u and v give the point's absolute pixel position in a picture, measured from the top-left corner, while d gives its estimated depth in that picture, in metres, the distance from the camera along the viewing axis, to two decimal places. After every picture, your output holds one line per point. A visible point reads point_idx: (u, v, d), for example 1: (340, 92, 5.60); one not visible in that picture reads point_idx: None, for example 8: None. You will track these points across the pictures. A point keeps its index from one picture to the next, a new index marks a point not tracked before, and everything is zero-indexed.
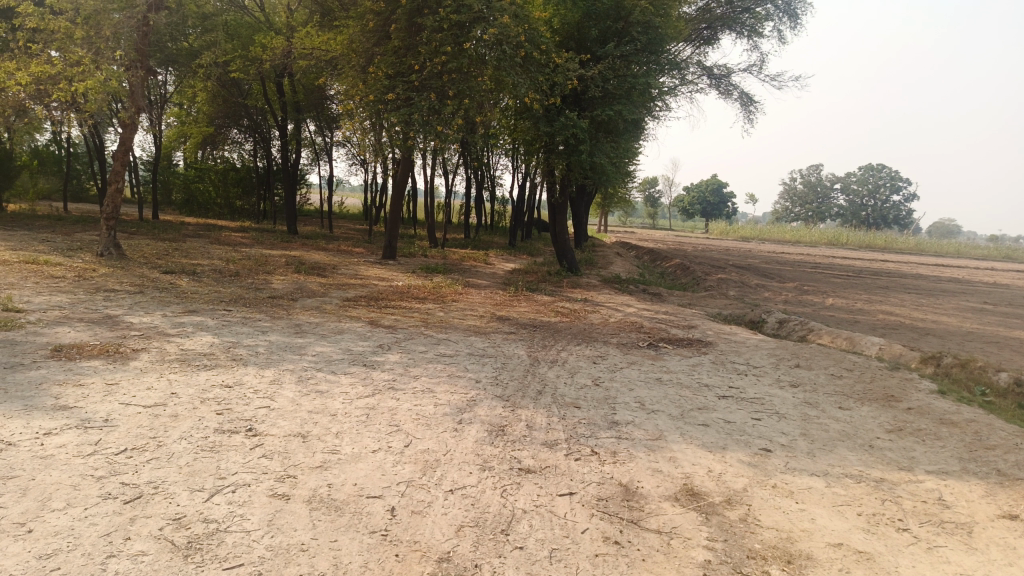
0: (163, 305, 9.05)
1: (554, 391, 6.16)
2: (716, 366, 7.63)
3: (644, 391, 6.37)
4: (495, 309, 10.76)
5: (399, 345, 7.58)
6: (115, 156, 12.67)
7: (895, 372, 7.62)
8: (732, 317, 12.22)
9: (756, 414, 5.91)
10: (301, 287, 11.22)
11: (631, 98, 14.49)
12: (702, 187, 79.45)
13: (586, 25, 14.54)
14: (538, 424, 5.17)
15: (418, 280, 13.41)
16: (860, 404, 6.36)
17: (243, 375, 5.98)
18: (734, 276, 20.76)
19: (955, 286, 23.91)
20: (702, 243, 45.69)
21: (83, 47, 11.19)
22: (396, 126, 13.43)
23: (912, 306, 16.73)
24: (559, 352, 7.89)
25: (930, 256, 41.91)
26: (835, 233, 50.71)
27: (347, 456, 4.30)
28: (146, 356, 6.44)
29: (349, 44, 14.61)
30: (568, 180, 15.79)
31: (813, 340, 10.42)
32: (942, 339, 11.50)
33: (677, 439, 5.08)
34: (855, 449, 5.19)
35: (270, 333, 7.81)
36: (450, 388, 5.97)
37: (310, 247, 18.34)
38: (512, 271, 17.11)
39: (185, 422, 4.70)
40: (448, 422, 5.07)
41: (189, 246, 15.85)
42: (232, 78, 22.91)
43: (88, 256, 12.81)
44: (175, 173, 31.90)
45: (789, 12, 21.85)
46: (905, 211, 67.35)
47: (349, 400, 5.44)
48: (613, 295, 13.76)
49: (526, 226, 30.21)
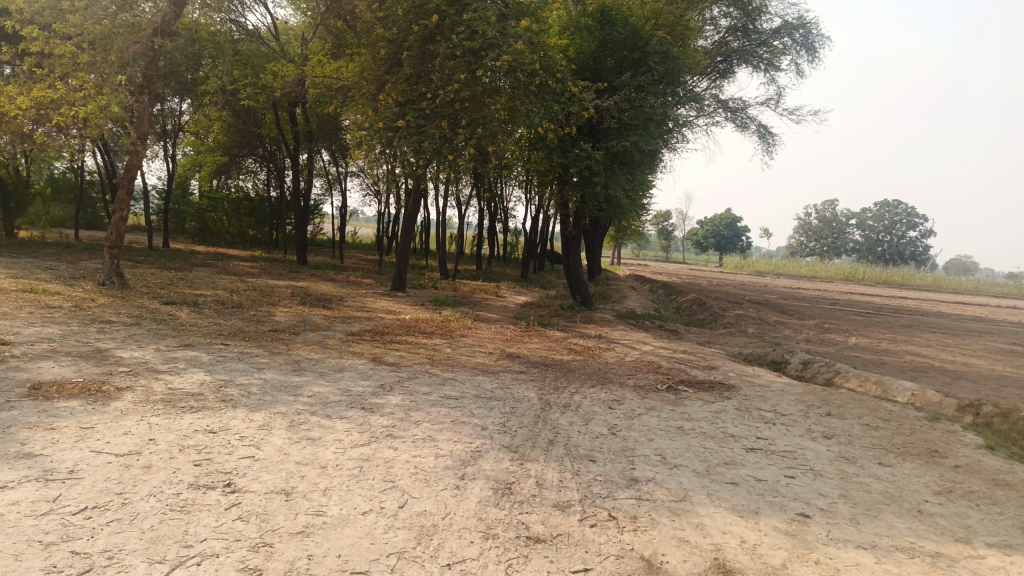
0: (158, 338, 8.64)
1: (567, 441, 5.67)
2: (740, 414, 7.10)
3: (664, 442, 5.85)
4: (505, 345, 10.29)
5: (401, 385, 7.11)
6: (120, 185, 12.43)
7: (934, 422, 7.06)
8: (754, 357, 11.69)
9: (788, 471, 5.38)
10: (304, 320, 10.81)
11: (648, 130, 14.15)
12: (716, 221, 79.00)
13: (602, 54, 14.23)
14: (549, 481, 4.67)
15: (426, 313, 13.01)
16: (901, 460, 5.82)
17: (230, 419, 5.52)
18: (752, 312, 20.25)
19: (980, 325, 23.20)
20: (716, 277, 45.30)
21: (86, 72, 10.99)
22: (407, 154, 13.09)
23: (937, 346, 16.13)
24: (572, 395, 7.40)
25: (949, 294, 41.19)
26: (851, 268, 50.07)
27: (333, 519, 3.82)
28: (129, 395, 6.01)
29: (360, 72, 14.39)
30: (582, 213, 15.46)
31: (840, 383, 9.86)
32: (975, 384, 10.92)
33: (704, 501, 4.57)
34: (902, 515, 4.66)
35: (267, 370, 7.37)
36: (454, 436, 5.49)
37: (318, 278, 18.01)
38: (524, 305, 16.68)
39: (158, 475, 4.24)
40: (449, 477, 4.58)
41: (194, 275, 15.53)
42: (245, 107, 22.88)
43: (90, 284, 12.49)
44: (189, 203, 31.92)
45: (807, 46, 21.58)
46: (923, 247, 66.50)
47: (342, 450, 4.97)
48: (628, 331, 13.27)
49: (539, 258, 29.85)
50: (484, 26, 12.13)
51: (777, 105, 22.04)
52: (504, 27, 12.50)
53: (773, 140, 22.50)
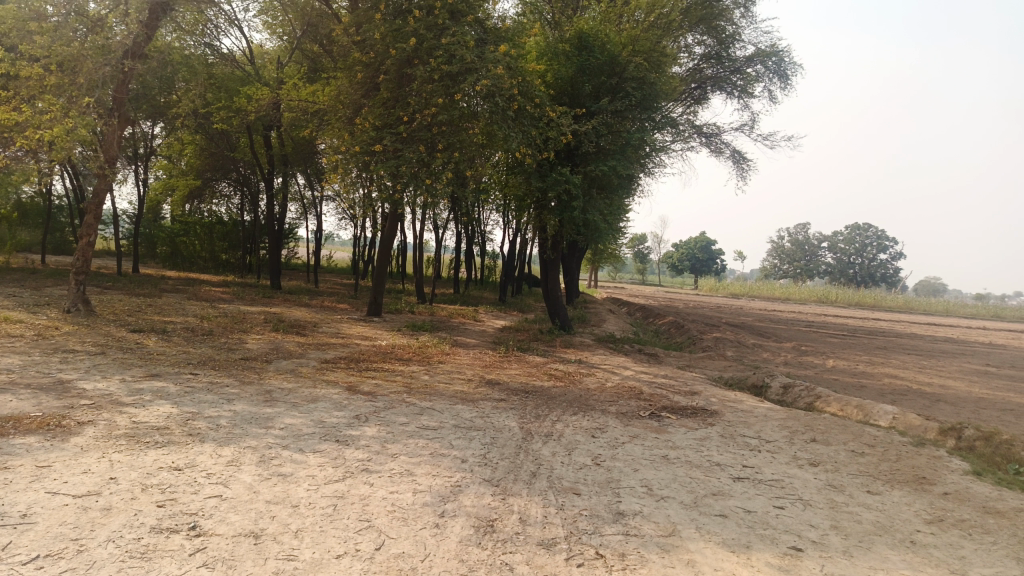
0: (124, 368, 8.33)
1: (550, 473, 5.49)
2: (725, 441, 6.97)
3: (650, 472, 5.69)
4: (484, 372, 10.09)
5: (377, 415, 6.89)
6: (87, 209, 12.11)
7: (919, 447, 6.97)
8: (734, 382, 11.60)
9: (777, 501, 5.24)
10: (277, 348, 10.53)
11: (626, 154, 14.16)
12: (691, 244, 79.61)
13: (580, 79, 14.24)
14: (533, 518, 4.48)
15: (403, 339, 12.79)
16: (889, 488, 5.71)
17: (197, 455, 5.26)
18: (730, 334, 20.26)
19: (954, 346, 23.40)
20: (692, 300, 45.54)
21: (53, 94, 10.70)
22: (383, 178, 12.93)
23: (914, 368, 16.19)
24: (553, 423, 7.22)
25: (920, 315, 41.75)
26: (824, 290, 50.66)
27: (306, 564, 3.59)
28: (91, 430, 5.71)
29: (336, 96, 14.27)
30: (560, 236, 15.38)
31: (822, 408, 9.78)
32: (954, 407, 10.90)
33: (693, 535, 4.41)
34: (895, 546, 4.54)
35: (237, 401, 7.10)
36: (433, 470, 5.28)
37: (292, 303, 17.71)
38: (503, 329, 16.52)
39: (118, 518, 3.98)
40: (429, 515, 4.37)
41: (164, 301, 15.17)
42: (219, 130, 22.62)
43: (55, 312, 12.10)
44: (160, 227, 31.41)
45: (780, 73, 21.87)
46: (893, 269, 67.52)
47: (315, 487, 4.75)
48: (608, 355, 13.15)
49: (517, 282, 29.74)
50: (462, 51, 12.09)
51: (751, 131, 22.25)
52: (482, 52, 12.48)
53: (747, 166, 22.69)
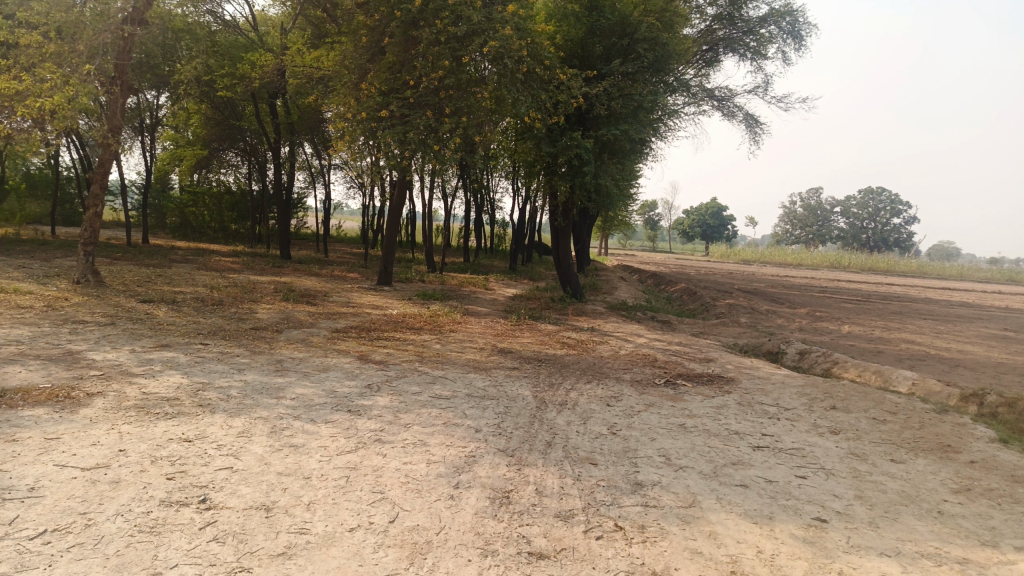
0: (134, 338, 8.27)
1: (565, 442, 5.38)
2: (743, 409, 6.85)
3: (667, 441, 5.58)
4: (496, 340, 9.98)
5: (389, 385, 6.79)
6: (94, 179, 11.98)
7: (942, 414, 6.82)
8: (749, 349, 11.46)
9: (799, 470, 5.12)
10: (288, 317, 10.44)
11: (638, 118, 13.88)
12: (702, 210, 78.92)
13: (590, 41, 13.92)
14: (549, 489, 4.38)
15: (414, 308, 12.68)
16: (913, 456, 5.58)
17: (206, 426, 5.18)
18: (743, 301, 20.06)
19: (969, 311, 23.11)
20: (703, 267, 45.22)
21: (54, 63, 10.50)
22: (390, 144, 12.71)
23: (931, 333, 15.98)
24: (567, 392, 7.11)
25: (933, 280, 41.33)
26: (836, 255, 50.20)
27: (318, 538, 3.51)
28: (100, 401, 5.64)
29: (342, 61, 13.99)
30: (571, 203, 15.15)
31: (838, 374, 9.63)
32: (973, 372, 10.73)
33: (714, 506, 4.29)
34: (921, 516, 4.41)
35: (247, 371, 7.01)
36: (446, 440, 5.18)
37: (302, 273, 17.62)
38: (513, 297, 16.39)
39: (126, 491, 3.90)
40: (443, 486, 4.28)
41: (174, 272, 15.10)
42: (225, 98, 22.38)
43: (64, 283, 12.05)
44: (169, 197, 31.30)
45: (794, 33, 21.33)
46: (906, 234, 66.79)
47: (327, 458, 4.66)
48: (621, 323, 13.01)
49: (527, 250, 29.55)
50: (469, 11, 11.78)
51: (764, 94, 21.79)
52: (490, 12, 12.15)
53: (761, 129, 22.26)
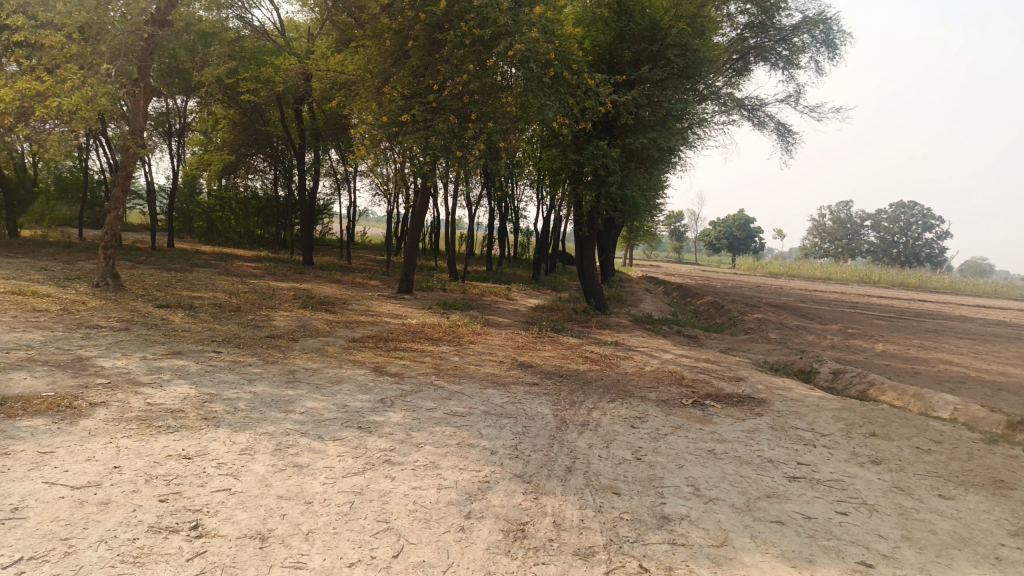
0: (146, 345, 8.09)
1: (586, 468, 5.05)
2: (776, 434, 6.45)
3: (695, 469, 5.23)
4: (517, 353, 9.67)
5: (404, 400, 6.51)
6: (115, 182, 11.90)
7: (991, 444, 6.34)
8: (779, 367, 11.02)
9: (839, 505, 4.74)
10: (304, 326, 10.22)
11: (667, 126, 13.52)
12: (729, 222, 78.04)
13: (619, 46, 13.64)
14: (568, 522, 4.05)
15: (434, 318, 12.41)
16: (963, 492, 5.15)
17: (209, 442, 4.92)
18: (771, 315, 19.55)
19: (1008, 330, 22.32)
20: (729, 279, 44.52)
21: (76, 64, 10.46)
22: (412, 149, 12.49)
23: (969, 354, 15.35)
24: (590, 411, 6.76)
25: (967, 297, 40.26)
26: (866, 270, 49.25)
27: (314, 574, 3.21)
28: (102, 412, 5.42)
29: (365, 65, 13.82)
30: (596, 213, 14.81)
31: (875, 397, 9.16)
32: (1018, 397, 10.19)
33: (748, 546, 3.94)
34: (977, 563, 4.01)
35: (258, 382, 6.77)
36: (459, 463, 4.87)
37: (323, 280, 17.47)
38: (536, 308, 16.08)
39: (114, 514, 3.65)
40: (453, 516, 3.97)
41: (194, 277, 15.02)
42: (252, 103, 22.46)
43: (84, 286, 11.97)
44: (195, 201, 31.48)
45: (829, 43, 20.82)
46: (939, 249, 65.30)
47: (332, 480, 4.37)
48: (646, 337, 12.60)
49: (552, 259, 29.21)
50: (495, 13, 11.53)
51: (796, 103, 21.26)
52: (517, 14, 11.91)
53: (792, 139, 21.73)
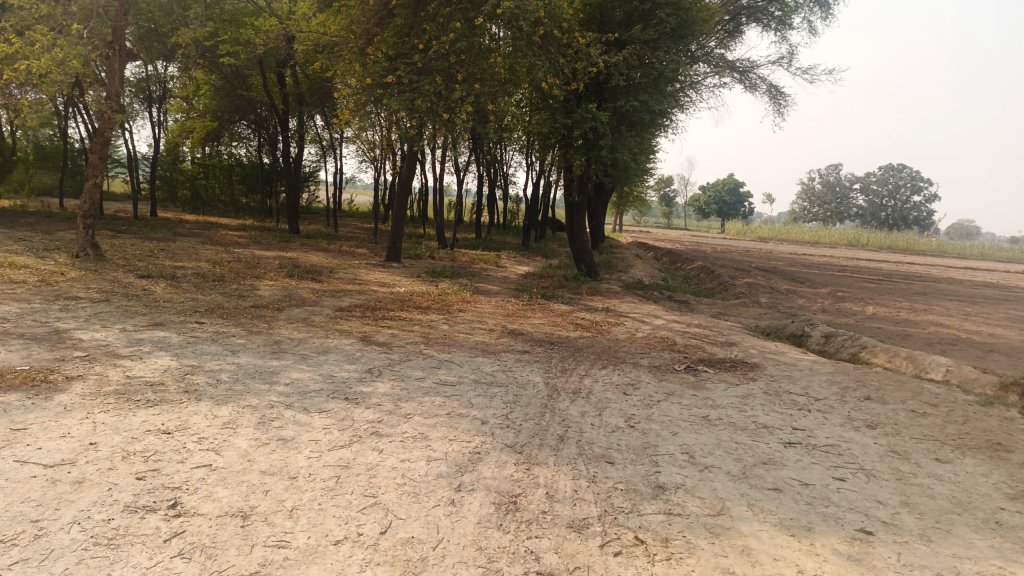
0: (127, 316, 7.87)
1: (579, 437, 4.93)
2: (770, 399, 6.37)
3: (690, 436, 5.13)
4: (507, 321, 9.53)
5: (391, 369, 6.37)
6: (92, 149, 11.55)
7: (987, 407, 6.27)
8: (772, 331, 10.94)
9: (837, 471, 4.66)
10: (290, 295, 10.03)
11: (658, 88, 13.25)
12: (718, 186, 77.81)
13: (610, 5, 13.31)
14: (561, 493, 3.94)
15: (423, 286, 12.24)
16: (961, 455, 5.08)
17: (190, 416, 4.76)
18: (762, 280, 19.50)
19: (995, 292, 22.40)
20: (719, 244, 44.47)
21: (45, 25, 10.05)
22: (398, 112, 12.18)
23: (960, 315, 15.34)
24: (581, 378, 6.66)
25: (954, 259, 40.39)
26: (854, 233, 49.33)
27: (298, 553, 3.08)
28: (79, 386, 5.25)
29: (348, 25, 13.38)
30: (586, 178, 14.58)
31: (867, 360, 9.10)
32: (1008, 358, 10.17)
33: (745, 514, 3.85)
34: (977, 528, 3.93)
35: (242, 353, 6.60)
36: (449, 433, 4.74)
37: (309, 248, 17.21)
38: (526, 275, 15.93)
39: (89, 494, 3.50)
40: (443, 489, 3.84)
41: (177, 246, 14.73)
42: (233, 68, 21.92)
43: (63, 256, 11.69)
44: (178, 169, 30.89)
45: (822, 2, 20.45)
46: (927, 212, 65.41)
47: (317, 454, 4.24)
48: (637, 303, 12.47)
49: (541, 226, 28.98)
50: None
51: (788, 65, 20.95)
52: None
53: (784, 102, 21.45)
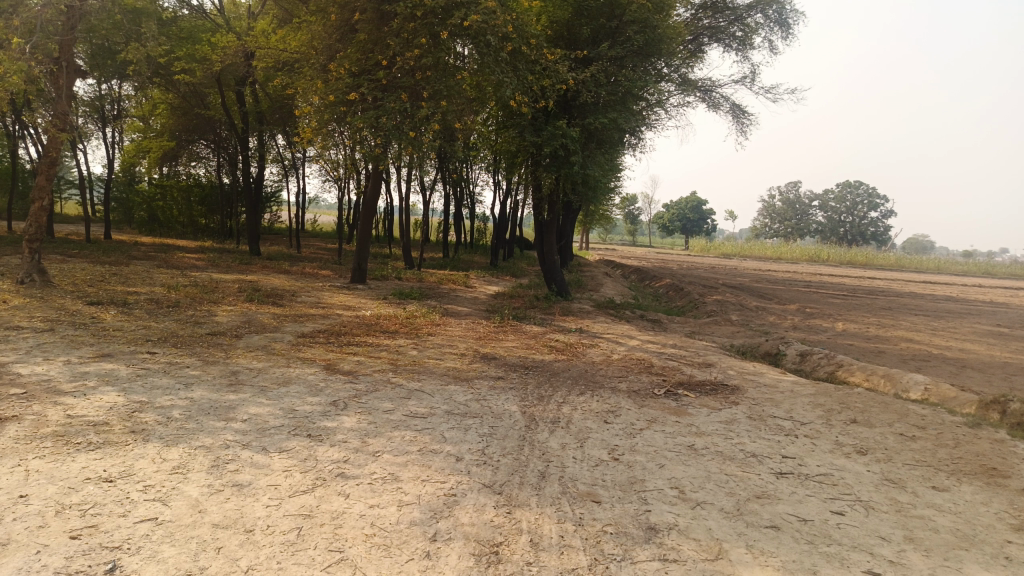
0: (72, 348, 7.36)
1: (561, 473, 4.62)
2: (755, 424, 6.12)
3: (679, 468, 4.84)
4: (478, 344, 9.21)
5: (358, 402, 5.98)
6: (39, 169, 10.99)
7: (976, 429, 6.10)
8: (746, 351, 10.78)
9: (833, 504, 4.40)
10: (250, 321, 9.57)
11: (626, 105, 13.14)
12: (682, 204, 78.63)
13: (577, 22, 13.21)
14: (547, 540, 3.61)
15: (389, 308, 11.85)
16: (957, 482, 4.87)
17: (135, 460, 4.34)
18: (731, 297, 19.49)
19: (957, 305, 22.72)
20: (684, 261, 44.78)
21: None
22: (362, 129, 11.84)
23: (927, 330, 15.42)
24: (559, 406, 6.34)
25: (913, 273, 41.26)
26: (814, 249, 50.03)
27: None
28: (13, 428, 4.77)
29: (309, 41, 13.04)
30: (555, 197, 14.38)
31: (844, 379, 8.95)
32: (981, 374, 10.12)
33: (745, 558, 3.56)
34: (988, 564, 3.70)
35: (196, 387, 6.15)
36: (422, 473, 4.39)
37: (270, 270, 16.66)
38: (495, 296, 15.64)
39: (11, 559, 3.07)
40: (416, 540, 3.49)
41: (131, 270, 14.14)
42: (190, 86, 21.36)
43: (7, 283, 11.06)
44: (135, 190, 29.99)
45: (782, 22, 20.68)
46: (884, 227, 66.79)
47: (276, 502, 3.85)
48: (610, 323, 12.26)
49: (509, 244, 28.76)
50: None
51: (751, 83, 21.11)
52: None
53: (747, 120, 21.59)
